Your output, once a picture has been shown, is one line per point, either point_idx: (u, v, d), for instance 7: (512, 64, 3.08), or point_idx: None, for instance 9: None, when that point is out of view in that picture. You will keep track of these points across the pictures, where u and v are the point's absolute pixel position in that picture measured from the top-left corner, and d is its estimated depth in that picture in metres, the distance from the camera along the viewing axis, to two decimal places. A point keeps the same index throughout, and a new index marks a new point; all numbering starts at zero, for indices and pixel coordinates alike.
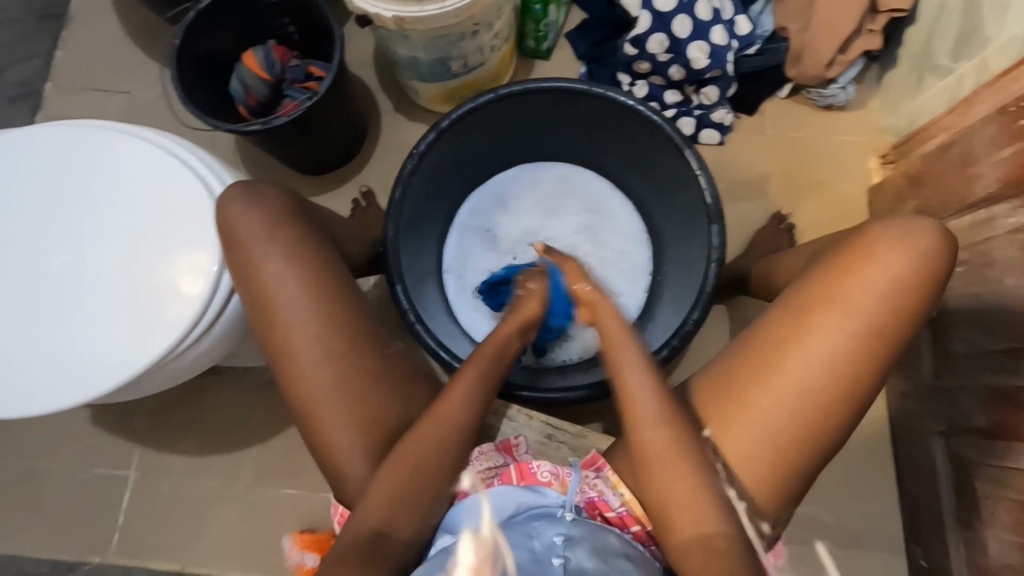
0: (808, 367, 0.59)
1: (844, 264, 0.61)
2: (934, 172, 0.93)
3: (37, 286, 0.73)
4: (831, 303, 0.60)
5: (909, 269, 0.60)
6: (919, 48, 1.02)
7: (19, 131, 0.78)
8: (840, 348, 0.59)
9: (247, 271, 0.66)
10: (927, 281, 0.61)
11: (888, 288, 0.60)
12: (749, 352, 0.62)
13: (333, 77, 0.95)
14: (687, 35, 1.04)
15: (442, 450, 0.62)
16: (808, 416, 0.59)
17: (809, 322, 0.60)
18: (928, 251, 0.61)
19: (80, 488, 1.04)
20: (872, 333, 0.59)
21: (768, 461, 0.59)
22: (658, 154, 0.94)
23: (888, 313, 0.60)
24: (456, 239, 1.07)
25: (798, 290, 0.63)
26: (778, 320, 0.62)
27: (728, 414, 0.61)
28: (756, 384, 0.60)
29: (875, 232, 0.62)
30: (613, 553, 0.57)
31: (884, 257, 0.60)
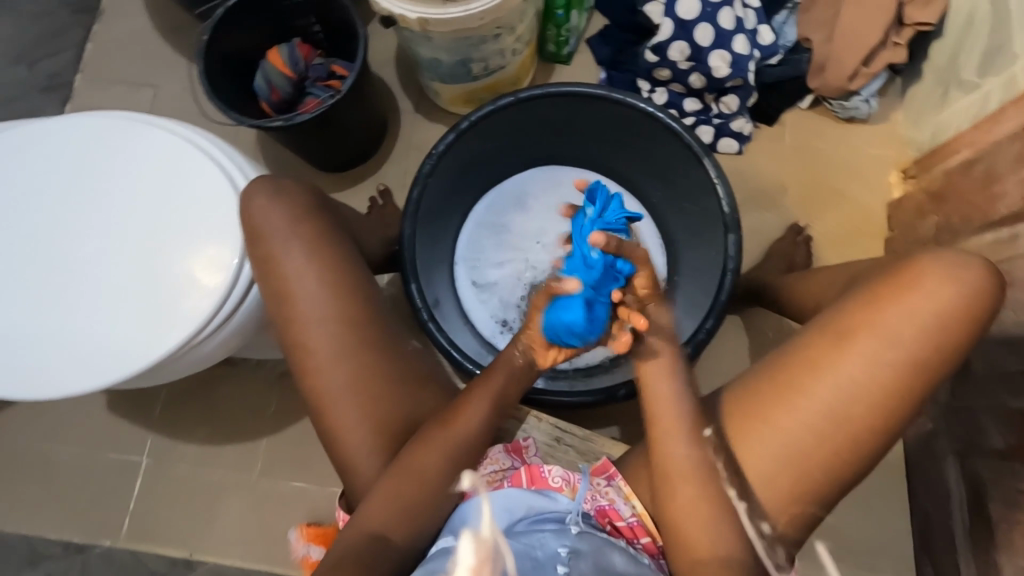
0: (840, 393, 0.58)
1: (889, 291, 0.59)
2: (957, 188, 0.92)
3: (63, 272, 0.75)
4: (870, 330, 0.58)
5: (955, 303, 0.58)
6: (944, 63, 1.01)
7: (54, 119, 0.80)
8: (876, 378, 0.58)
9: (267, 264, 0.67)
10: (973, 317, 0.59)
11: (932, 321, 0.58)
12: (778, 372, 0.60)
13: (356, 76, 0.96)
14: (708, 43, 1.04)
15: (453, 451, 0.62)
16: (834, 442, 0.58)
17: (842, 349, 0.59)
18: (975, 287, 0.58)
19: (95, 472, 1.06)
20: (910, 366, 0.58)
21: (787, 481, 0.58)
22: (676, 163, 0.94)
23: (929, 347, 0.58)
24: (470, 232, 1.07)
25: (838, 313, 0.61)
26: (813, 342, 0.60)
27: (752, 432, 0.59)
28: (780, 405, 0.59)
29: (924, 261, 0.60)
30: (615, 573, 0.57)
31: (932, 288, 0.58)
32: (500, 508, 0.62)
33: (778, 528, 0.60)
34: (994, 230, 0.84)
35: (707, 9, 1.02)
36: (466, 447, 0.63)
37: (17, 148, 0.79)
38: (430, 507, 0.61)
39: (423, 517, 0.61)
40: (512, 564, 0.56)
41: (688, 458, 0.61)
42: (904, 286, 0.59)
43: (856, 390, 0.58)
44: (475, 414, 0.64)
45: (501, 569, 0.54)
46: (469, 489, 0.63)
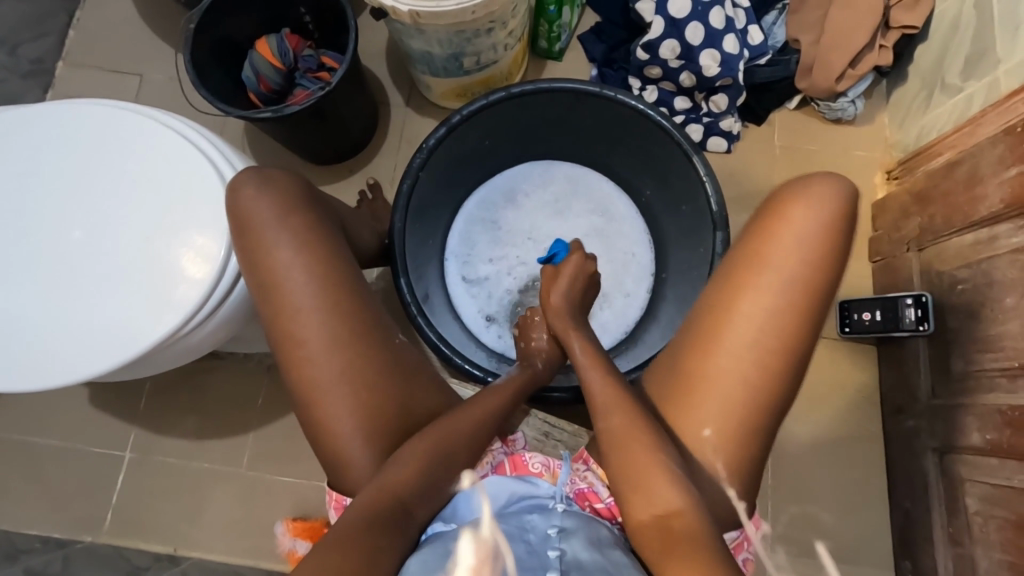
0: (743, 336, 0.61)
1: (760, 231, 0.64)
2: (941, 189, 0.94)
3: (44, 260, 0.73)
4: (750, 269, 0.62)
5: (820, 220, 0.62)
6: (929, 66, 1.03)
7: (35, 106, 0.78)
8: (767, 310, 0.61)
9: (255, 256, 0.66)
10: (839, 226, 0.63)
11: (804, 244, 0.62)
12: (690, 334, 0.64)
13: (347, 68, 0.95)
14: (699, 42, 1.05)
15: (467, 439, 0.65)
16: (756, 382, 0.60)
17: (736, 294, 0.62)
18: (831, 200, 0.63)
19: (77, 467, 1.04)
20: (796, 289, 0.61)
21: (739, 438, 0.60)
22: (667, 161, 0.95)
23: (809, 266, 0.61)
24: (461, 227, 1.07)
25: (727, 266, 0.65)
26: (710, 299, 0.64)
27: (686, 392, 0.62)
28: (700, 363, 0.62)
29: (782, 194, 0.65)
30: (607, 545, 0.57)
31: (796, 215, 0.62)
32: (489, 497, 0.62)
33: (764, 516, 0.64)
34: (975, 230, 0.86)
35: (699, 8, 1.03)
36: (483, 435, 0.67)
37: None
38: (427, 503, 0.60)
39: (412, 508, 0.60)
40: (511, 559, 0.54)
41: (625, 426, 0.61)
42: (774, 221, 0.63)
43: (758, 328, 0.61)
44: (466, 421, 0.65)
45: (501, 568, 0.52)
46: (464, 487, 0.63)
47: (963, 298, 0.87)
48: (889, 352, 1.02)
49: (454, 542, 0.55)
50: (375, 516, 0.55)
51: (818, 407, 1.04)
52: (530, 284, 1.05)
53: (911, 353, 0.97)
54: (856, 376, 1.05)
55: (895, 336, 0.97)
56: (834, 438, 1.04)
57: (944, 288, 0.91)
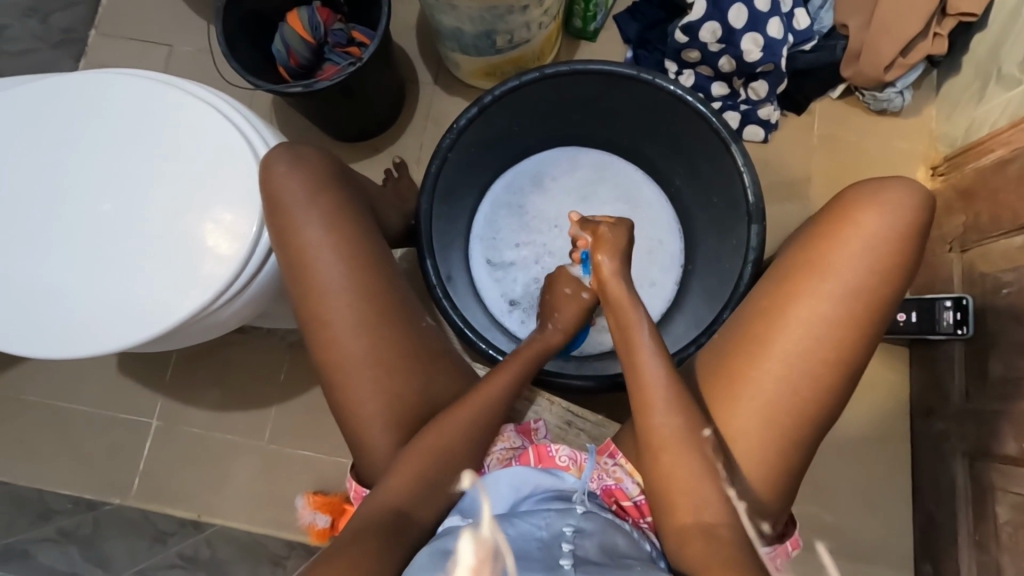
0: (795, 338, 0.59)
1: (826, 232, 0.62)
2: (990, 187, 0.90)
3: (77, 229, 0.74)
4: (811, 272, 0.61)
5: (891, 227, 0.60)
6: (985, 56, 0.98)
7: (69, 76, 0.78)
8: (824, 315, 0.59)
9: (287, 235, 0.66)
10: (910, 236, 0.60)
11: (871, 251, 0.60)
12: (737, 331, 0.62)
13: (378, 44, 0.93)
14: (742, 25, 1.01)
15: (461, 437, 0.62)
16: (801, 388, 0.59)
17: (792, 295, 0.61)
18: (904, 209, 0.60)
19: (106, 433, 1.07)
20: (858, 296, 0.59)
21: (769, 448, 0.59)
22: (703, 149, 0.92)
23: (873, 275, 0.60)
24: (487, 210, 1.06)
25: (784, 265, 0.63)
26: (762, 297, 0.63)
27: (727, 392, 0.61)
28: (746, 363, 0.60)
29: (851, 197, 0.62)
30: (620, 553, 0.55)
31: (866, 220, 0.60)
32: (503, 490, 0.61)
33: (774, 524, 0.62)
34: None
35: None
36: (479, 430, 0.64)
37: (30, 105, 0.77)
38: (443, 491, 0.61)
39: (435, 494, 0.60)
40: (512, 560, 0.50)
41: (669, 426, 0.59)
42: (842, 224, 0.61)
43: (811, 334, 0.59)
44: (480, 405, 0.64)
45: (502, 569, 0.49)
46: (465, 487, 0.62)
47: (1007, 303, 0.84)
48: (922, 354, 1.00)
49: (454, 543, 0.53)
50: (368, 519, 0.56)
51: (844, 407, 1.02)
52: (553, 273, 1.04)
53: (946, 356, 0.94)
54: (885, 376, 1.03)
55: (930, 338, 0.94)
56: (859, 438, 1.02)
57: (986, 290, 0.87)
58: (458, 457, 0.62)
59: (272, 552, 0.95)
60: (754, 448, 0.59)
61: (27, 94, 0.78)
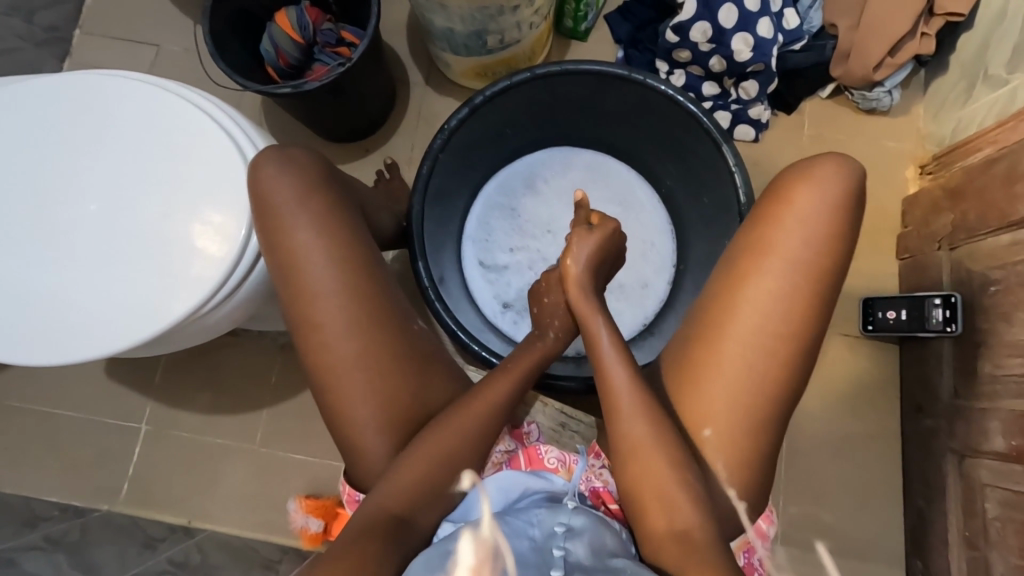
0: (750, 322, 0.60)
1: (765, 214, 0.63)
2: (978, 185, 0.90)
3: (64, 231, 0.73)
4: (756, 255, 0.61)
5: (825, 202, 0.61)
6: (972, 56, 0.98)
7: (53, 77, 0.77)
8: (775, 294, 0.60)
9: (276, 237, 0.65)
10: (845, 206, 0.62)
11: (810, 228, 0.61)
12: (694, 321, 0.63)
13: (367, 44, 0.93)
14: (732, 25, 1.01)
15: (461, 437, 0.62)
16: (763, 370, 0.59)
17: (742, 280, 0.61)
18: (836, 182, 0.62)
19: (95, 438, 1.06)
20: (803, 272, 0.60)
21: (752, 444, 0.59)
22: (695, 149, 0.92)
23: (818, 251, 0.61)
24: (479, 212, 1.05)
25: (731, 252, 0.64)
26: (714, 285, 0.63)
27: (696, 384, 0.61)
28: (712, 354, 0.61)
29: (783, 178, 0.64)
30: (608, 553, 0.54)
31: (799, 197, 0.61)
32: (496, 493, 0.62)
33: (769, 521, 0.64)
34: (1011, 230, 0.83)
35: None
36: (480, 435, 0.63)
37: (13, 106, 0.76)
38: (438, 498, 0.60)
39: (434, 500, 0.59)
40: (512, 560, 0.51)
41: (644, 426, 0.59)
42: (778, 205, 0.62)
43: (765, 316, 0.60)
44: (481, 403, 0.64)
45: (502, 568, 0.50)
46: (465, 487, 0.61)
47: (995, 300, 0.84)
48: (911, 352, 1.00)
49: (454, 542, 0.52)
50: (364, 521, 0.56)
51: (835, 405, 1.03)
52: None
53: (935, 354, 0.95)
54: (875, 373, 1.03)
55: (919, 335, 0.95)
56: (850, 435, 1.02)
57: (975, 288, 0.88)
58: (452, 460, 0.61)
59: (265, 557, 0.94)
60: (732, 441, 0.59)
61: (11, 94, 0.76)
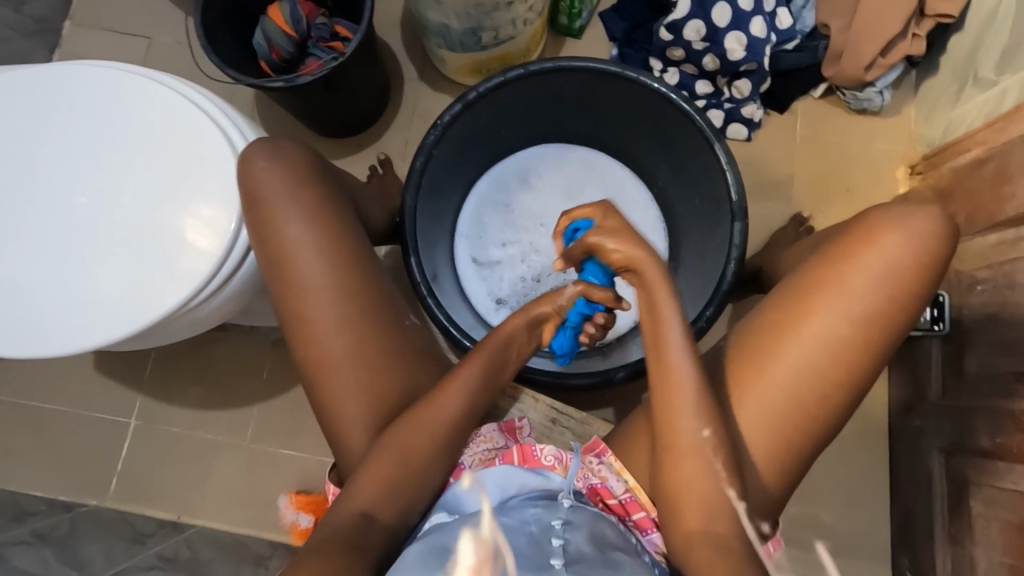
0: (807, 354, 0.60)
1: (845, 249, 0.62)
2: (967, 186, 0.91)
3: (52, 223, 0.72)
4: (827, 289, 0.61)
5: (911, 251, 0.61)
6: (962, 58, 0.99)
7: (43, 67, 0.76)
8: (838, 333, 0.60)
9: (266, 231, 0.65)
10: (929, 261, 0.61)
11: (888, 274, 0.60)
12: (748, 339, 0.63)
13: (361, 38, 0.92)
14: (726, 24, 1.02)
15: (439, 421, 0.62)
16: (804, 399, 0.60)
17: (808, 310, 0.61)
18: (925, 235, 0.61)
19: (84, 433, 1.05)
20: (873, 317, 0.60)
21: (768, 461, 0.61)
22: (688, 147, 0.92)
23: (890, 296, 0.60)
24: (473, 206, 1.05)
25: (800, 276, 0.64)
26: (774, 309, 0.63)
27: (729, 405, 0.61)
28: (755, 375, 0.61)
29: (876, 217, 0.63)
30: (610, 545, 0.56)
31: (886, 241, 0.61)
32: (494, 488, 0.61)
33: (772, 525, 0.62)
34: (999, 231, 0.84)
35: None
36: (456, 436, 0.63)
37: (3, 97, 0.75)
38: (406, 498, 0.59)
39: (411, 499, 0.60)
40: (512, 559, 0.51)
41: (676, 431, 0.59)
42: (861, 243, 0.62)
43: (823, 351, 0.60)
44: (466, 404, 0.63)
45: (502, 568, 0.50)
46: (462, 486, 0.61)
47: (982, 299, 0.85)
48: (900, 351, 1.01)
49: (455, 540, 0.53)
50: (333, 528, 0.56)
51: None
52: (540, 271, 1.03)
53: (924, 353, 0.95)
54: None
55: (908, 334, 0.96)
56: (840, 433, 1.03)
57: (963, 289, 0.90)
58: (433, 462, 0.61)
59: (254, 553, 0.94)
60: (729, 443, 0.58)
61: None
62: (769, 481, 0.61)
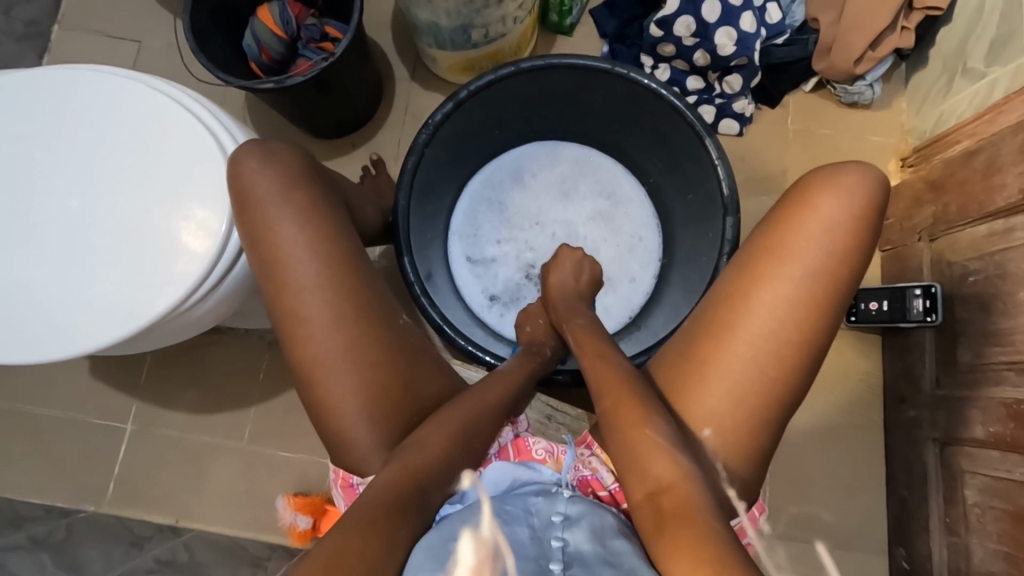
0: (760, 322, 0.60)
1: (786, 218, 0.63)
2: (957, 177, 0.92)
3: (42, 228, 0.72)
4: (772, 258, 0.62)
5: (849, 210, 0.61)
6: (951, 49, 1.00)
7: (29, 72, 0.76)
8: (788, 299, 0.60)
9: (257, 233, 0.65)
10: (867, 217, 0.62)
11: (829, 235, 0.61)
12: (705, 318, 0.63)
13: (350, 38, 0.92)
14: (716, 19, 1.02)
15: (452, 417, 0.63)
16: (768, 369, 0.60)
17: (756, 280, 0.62)
18: (860, 192, 0.62)
19: (80, 438, 1.05)
20: (820, 279, 0.61)
21: (746, 440, 0.60)
22: (680, 142, 0.92)
23: (834, 257, 0.61)
24: (466, 207, 1.05)
25: (749, 250, 0.64)
26: (727, 285, 0.64)
27: (695, 384, 0.61)
28: (715, 351, 0.61)
29: (811, 181, 0.63)
30: (611, 534, 0.55)
31: (822, 204, 0.62)
32: (490, 484, 0.62)
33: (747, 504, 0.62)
34: (990, 221, 0.84)
35: None
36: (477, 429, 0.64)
37: None
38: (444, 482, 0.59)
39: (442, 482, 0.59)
40: (512, 560, 0.50)
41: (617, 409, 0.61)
42: (797, 209, 0.62)
43: (778, 318, 0.60)
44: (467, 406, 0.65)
45: (502, 569, 0.49)
46: (463, 486, 0.61)
47: (974, 290, 0.86)
48: (894, 342, 1.02)
49: (454, 542, 0.52)
50: (368, 499, 0.55)
51: (820, 395, 1.04)
52: (532, 267, 1.03)
53: (916, 344, 0.96)
54: (859, 364, 1.05)
55: (902, 326, 0.96)
56: (835, 425, 1.03)
57: (954, 279, 0.90)
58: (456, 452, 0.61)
59: (253, 556, 0.94)
60: (726, 427, 0.60)
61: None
62: (748, 452, 0.60)
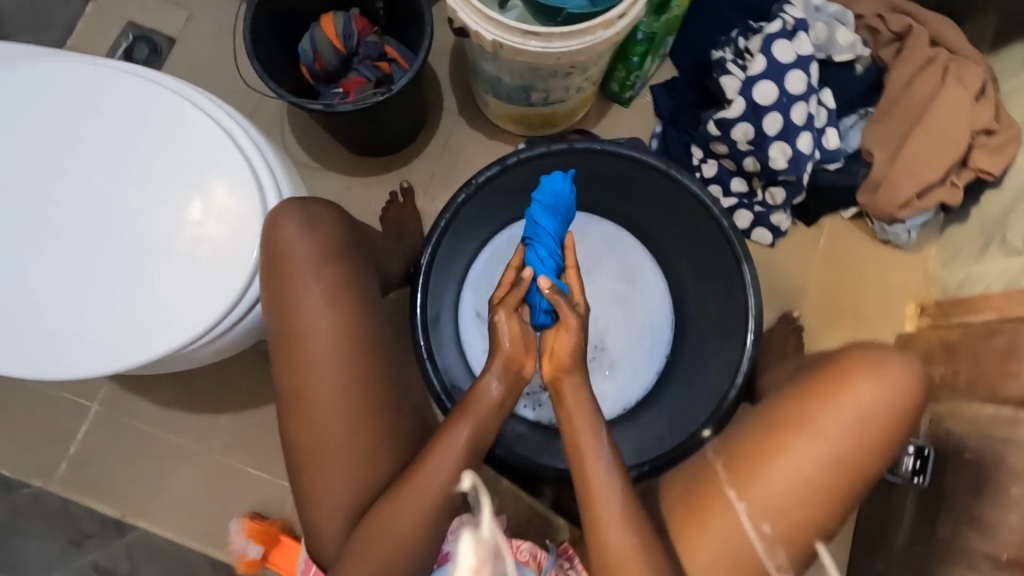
0: (772, 492, 0.60)
1: (821, 391, 0.62)
2: (972, 347, 0.92)
3: (48, 238, 0.67)
4: (798, 428, 0.61)
5: (886, 400, 0.61)
6: (995, 215, 0.99)
7: (61, 64, 0.70)
8: (806, 476, 0.60)
9: (280, 296, 0.63)
10: (902, 411, 0.61)
11: (861, 422, 0.61)
12: (718, 470, 0.63)
13: (412, 77, 0.90)
14: (774, 133, 1.00)
15: (426, 519, 0.58)
16: (768, 542, 0.61)
17: (778, 447, 0.61)
18: (901, 384, 0.61)
19: (42, 409, 1.00)
20: (842, 464, 0.60)
21: None
22: (713, 255, 0.94)
23: (860, 443, 0.61)
24: (485, 260, 1.02)
25: (775, 412, 0.64)
26: (746, 442, 0.63)
27: (693, 535, 0.62)
28: (722, 508, 0.61)
29: (855, 359, 0.63)
30: None
31: (863, 389, 0.61)
32: None
33: None
34: (998, 405, 0.84)
35: (784, 99, 0.98)
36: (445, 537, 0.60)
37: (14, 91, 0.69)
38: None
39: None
40: None
41: (623, 546, 0.58)
42: (835, 386, 0.62)
43: (791, 491, 0.60)
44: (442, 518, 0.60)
45: None
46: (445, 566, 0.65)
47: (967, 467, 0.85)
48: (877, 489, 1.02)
49: None
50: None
51: None
52: None
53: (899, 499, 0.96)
54: None
55: (889, 479, 0.96)
56: None
57: (950, 448, 0.90)
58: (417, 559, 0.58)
59: None
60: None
61: (19, 66, 0.70)
62: None
